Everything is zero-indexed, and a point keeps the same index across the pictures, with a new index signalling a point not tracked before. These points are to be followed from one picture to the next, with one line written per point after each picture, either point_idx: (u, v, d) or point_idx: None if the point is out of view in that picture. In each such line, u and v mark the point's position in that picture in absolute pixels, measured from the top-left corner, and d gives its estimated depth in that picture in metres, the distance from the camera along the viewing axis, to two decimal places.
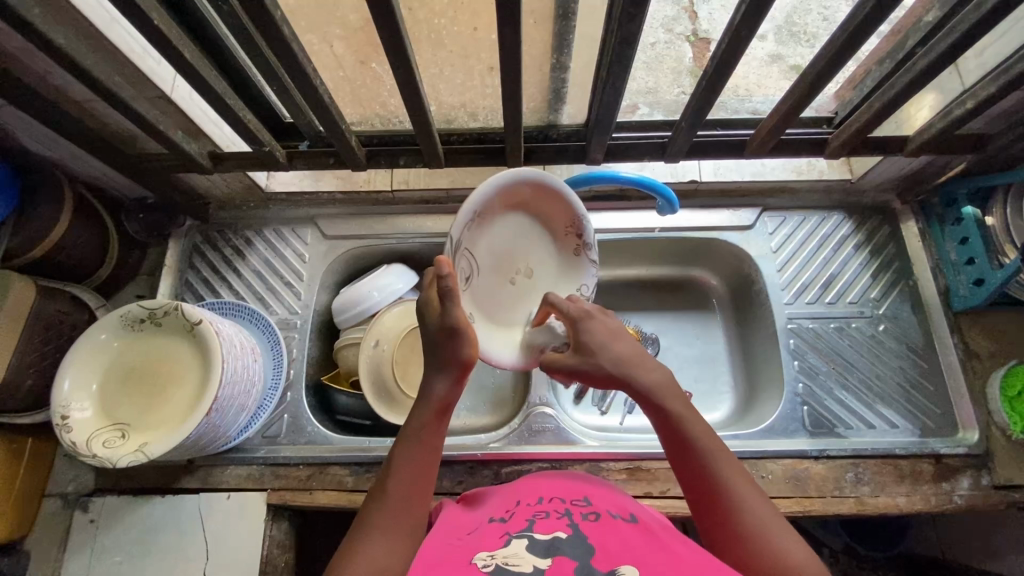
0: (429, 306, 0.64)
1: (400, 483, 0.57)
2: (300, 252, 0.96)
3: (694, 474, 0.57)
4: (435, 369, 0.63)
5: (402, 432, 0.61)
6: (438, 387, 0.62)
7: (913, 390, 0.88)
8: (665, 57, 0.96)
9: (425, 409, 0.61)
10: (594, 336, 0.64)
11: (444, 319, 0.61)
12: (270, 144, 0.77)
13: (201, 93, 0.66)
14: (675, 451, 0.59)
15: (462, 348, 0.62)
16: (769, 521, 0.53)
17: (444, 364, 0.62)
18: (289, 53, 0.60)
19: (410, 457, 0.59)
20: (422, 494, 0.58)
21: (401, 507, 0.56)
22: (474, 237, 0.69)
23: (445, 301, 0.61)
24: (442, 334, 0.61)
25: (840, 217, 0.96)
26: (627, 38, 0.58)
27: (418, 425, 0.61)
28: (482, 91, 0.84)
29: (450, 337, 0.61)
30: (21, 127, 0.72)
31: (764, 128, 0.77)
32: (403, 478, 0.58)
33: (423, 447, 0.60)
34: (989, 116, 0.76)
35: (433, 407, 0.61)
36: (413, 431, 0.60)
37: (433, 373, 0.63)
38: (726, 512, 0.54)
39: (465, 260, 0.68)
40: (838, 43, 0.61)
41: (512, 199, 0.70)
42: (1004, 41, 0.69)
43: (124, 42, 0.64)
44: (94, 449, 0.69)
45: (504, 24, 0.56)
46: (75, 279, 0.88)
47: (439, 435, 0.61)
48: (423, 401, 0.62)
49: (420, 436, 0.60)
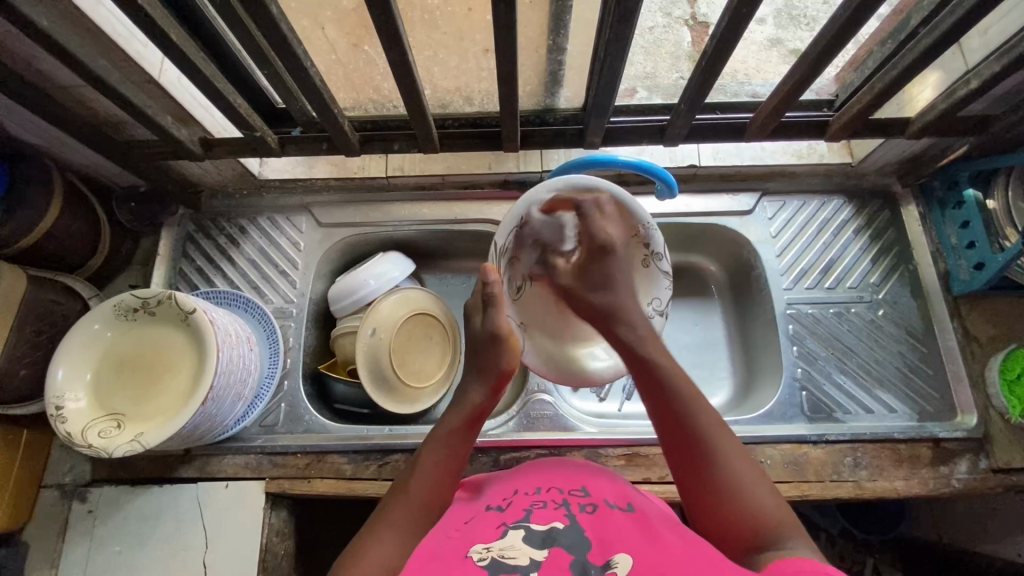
0: (474, 309, 0.69)
1: (423, 483, 0.58)
2: (295, 240, 0.95)
3: (673, 426, 0.59)
4: (474, 375, 0.65)
5: (431, 435, 0.63)
6: (474, 394, 0.64)
7: (912, 375, 0.87)
8: (664, 41, 0.95)
9: (458, 411, 0.63)
10: (603, 271, 0.68)
11: (486, 327, 0.65)
12: (261, 129, 0.76)
13: (188, 76, 0.65)
14: (652, 400, 0.60)
15: (505, 356, 0.65)
16: (745, 472, 0.56)
17: (485, 370, 0.65)
18: (279, 34, 0.58)
19: (434, 458, 0.60)
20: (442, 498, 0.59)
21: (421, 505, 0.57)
22: (521, 245, 0.72)
23: (488, 307, 0.65)
24: (488, 339, 0.65)
25: (839, 201, 0.96)
26: (625, 15, 0.57)
27: (449, 429, 0.62)
28: (478, 74, 0.83)
29: (493, 345, 0.64)
30: (6, 112, 0.71)
31: (764, 110, 0.75)
32: (426, 476, 0.59)
33: (452, 451, 0.61)
34: (991, 97, 0.75)
35: (467, 411, 0.63)
36: (443, 434, 0.62)
37: (472, 380, 0.65)
38: (704, 467, 0.57)
39: (510, 268, 0.74)
40: (841, 21, 0.59)
41: (558, 212, 0.70)
42: (1008, 20, 0.68)
43: (108, 25, 0.62)
44: (89, 439, 0.69)
45: (499, 3, 0.54)
46: (67, 268, 0.87)
47: (467, 443, 0.62)
48: (457, 406, 0.64)
49: (448, 439, 0.61)
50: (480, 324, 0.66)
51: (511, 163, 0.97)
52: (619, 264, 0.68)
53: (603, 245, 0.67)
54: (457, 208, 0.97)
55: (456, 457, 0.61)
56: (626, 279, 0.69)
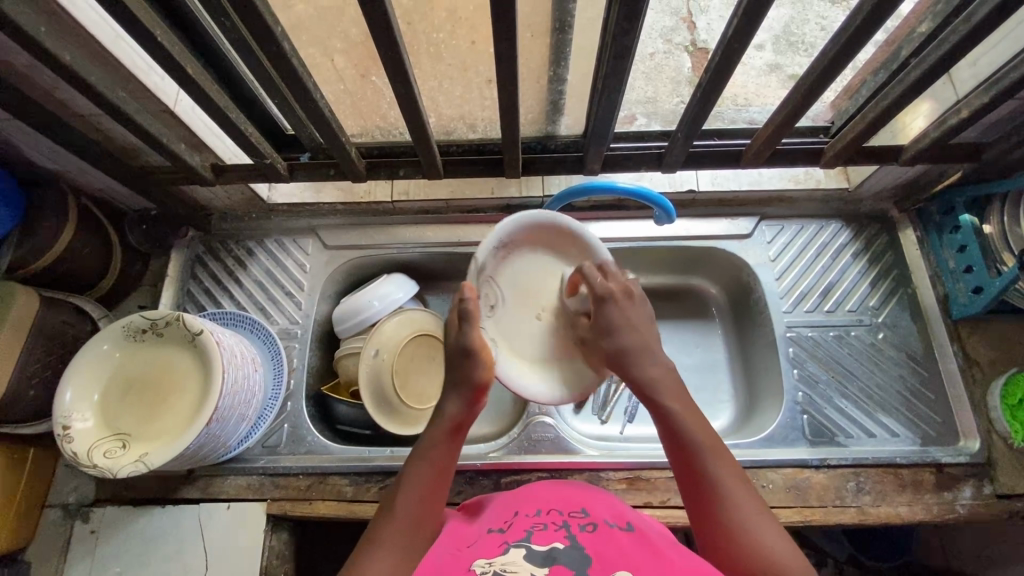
0: (451, 324, 0.69)
1: (410, 500, 0.58)
2: (301, 262, 0.97)
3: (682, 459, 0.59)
4: (450, 391, 0.66)
5: (413, 451, 0.63)
6: (452, 406, 0.65)
7: (913, 399, 0.87)
8: (664, 66, 0.98)
9: (438, 427, 0.64)
10: (612, 318, 0.67)
11: (461, 341, 0.66)
12: (272, 157, 0.79)
13: (201, 105, 0.67)
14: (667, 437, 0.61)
15: (478, 368, 0.65)
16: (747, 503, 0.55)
17: (461, 382, 0.66)
18: (290, 69, 0.61)
19: (418, 474, 0.60)
20: (431, 513, 0.59)
21: (409, 521, 0.57)
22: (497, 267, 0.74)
23: (464, 322, 0.66)
24: (461, 354, 0.66)
25: (837, 225, 0.97)
26: (622, 51, 0.59)
27: (430, 443, 0.63)
28: (481, 103, 0.85)
29: (468, 359, 0.66)
30: (26, 138, 0.73)
31: (759, 138, 0.77)
32: (411, 494, 0.59)
33: (435, 463, 0.61)
34: (984, 125, 0.77)
35: (446, 425, 0.64)
36: (424, 448, 0.63)
37: (449, 391, 0.66)
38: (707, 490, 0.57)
39: (489, 290, 0.74)
40: (830, 55, 0.62)
41: (526, 241, 0.75)
42: (997, 51, 0.70)
43: (128, 58, 0.65)
44: (95, 459, 0.70)
45: (500, 38, 0.56)
46: (79, 289, 0.89)
47: (449, 451, 0.63)
48: (437, 420, 0.65)
49: (430, 454, 0.62)
50: (457, 337, 0.67)
51: (512, 188, 0.98)
52: (630, 311, 0.68)
53: (603, 296, 0.68)
54: (461, 231, 0.98)
55: (440, 470, 0.61)
56: (631, 319, 0.68)
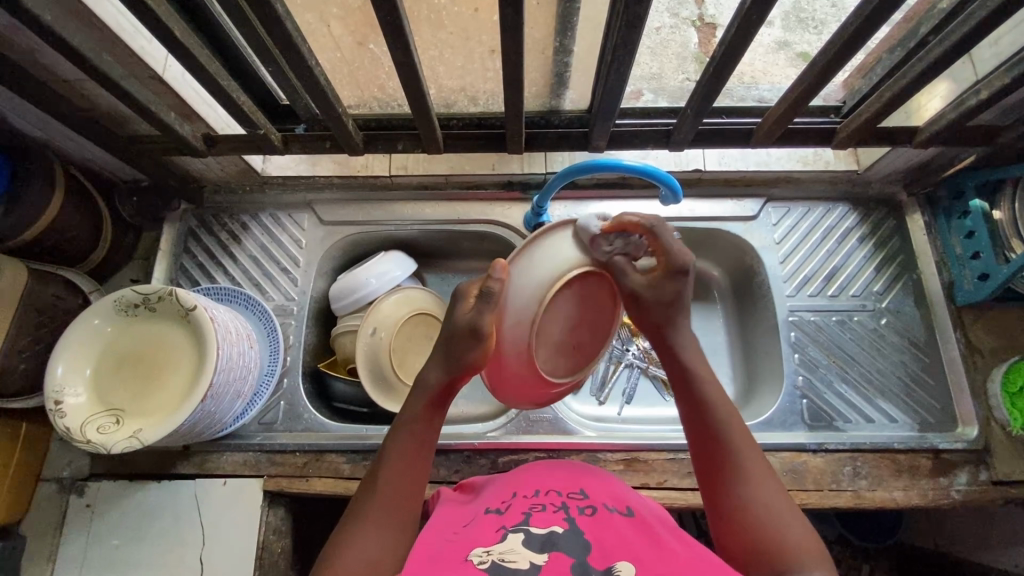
0: (465, 294, 0.62)
1: (387, 477, 0.57)
2: (297, 237, 0.95)
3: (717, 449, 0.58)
4: (434, 357, 0.63)
5: (395, 422, 0.62)
6: (434, 376, 0.62)
7: (913, 384, 0.87)
8: (670, 41, 0.95)
9: (419, 397, 0.62)
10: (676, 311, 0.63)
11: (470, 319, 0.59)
12: (265, 127, 0.76)
13: (191, 72, 0.64)
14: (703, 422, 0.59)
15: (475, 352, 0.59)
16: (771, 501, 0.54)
17: (450, 356, 0.61)
18: (283, 34, 0.58)
19: (402, 448, 0.59)
20: (410, 491, 0.58)
21: (394, 500, 0.56)
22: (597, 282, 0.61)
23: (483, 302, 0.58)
24: (466, 333, 0.59)
25: (845, 208, 0.95)
26: (633, 20, 0.56)
27: (413, 416, 0.61)
28: (483, 75, 0.82)
29: (471, 340, 0.59)
30: (9, 103, 0.70)
31: (772, 116, 0.75)
32: (396, 472, 0.58)
33: (417, 437, 0.60)
34: (1001, 107, 0.74)
35: (428, 396, 0.62)
36: (409, 420, 0.61)
37: (435, 358, 0.63)
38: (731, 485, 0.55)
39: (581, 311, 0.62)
40: (850, 31, 0.59)
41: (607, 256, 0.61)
42: (1020, 29, 0.67)
43: (113, 19, 0.62)
44: (87, 435, 0.69)
45: (506, 5, 0.53)
46: (68, 262, 0.87)
47: (431, 428, 0.61)
48: (417, 392, 0.63)
49: (413, 427, 0.61)
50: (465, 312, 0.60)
51: (514, 165, 0.96)
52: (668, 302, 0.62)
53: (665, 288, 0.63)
54: (460, 209, 0.96)
55: (421, 443, 0.60)
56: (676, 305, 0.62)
